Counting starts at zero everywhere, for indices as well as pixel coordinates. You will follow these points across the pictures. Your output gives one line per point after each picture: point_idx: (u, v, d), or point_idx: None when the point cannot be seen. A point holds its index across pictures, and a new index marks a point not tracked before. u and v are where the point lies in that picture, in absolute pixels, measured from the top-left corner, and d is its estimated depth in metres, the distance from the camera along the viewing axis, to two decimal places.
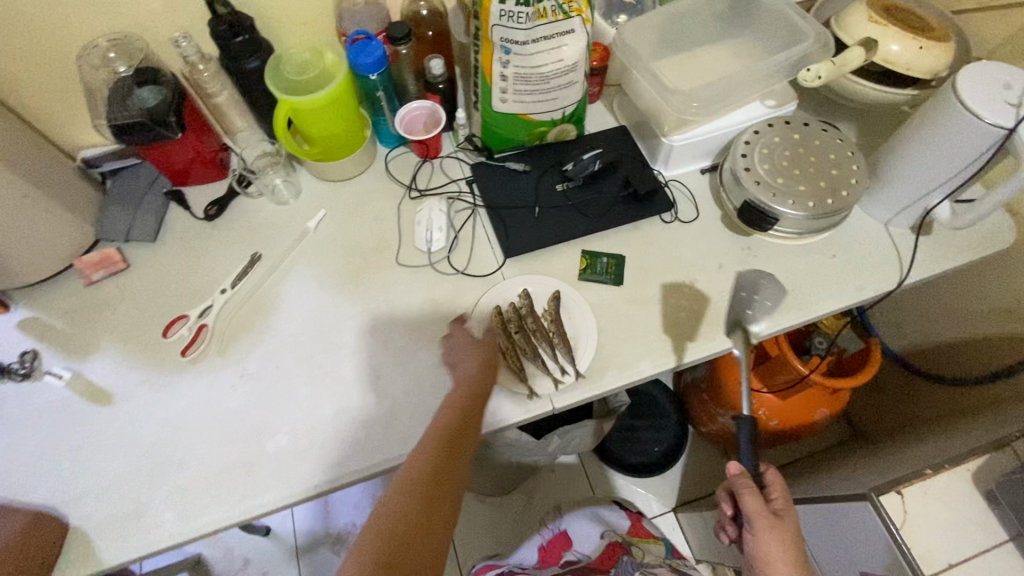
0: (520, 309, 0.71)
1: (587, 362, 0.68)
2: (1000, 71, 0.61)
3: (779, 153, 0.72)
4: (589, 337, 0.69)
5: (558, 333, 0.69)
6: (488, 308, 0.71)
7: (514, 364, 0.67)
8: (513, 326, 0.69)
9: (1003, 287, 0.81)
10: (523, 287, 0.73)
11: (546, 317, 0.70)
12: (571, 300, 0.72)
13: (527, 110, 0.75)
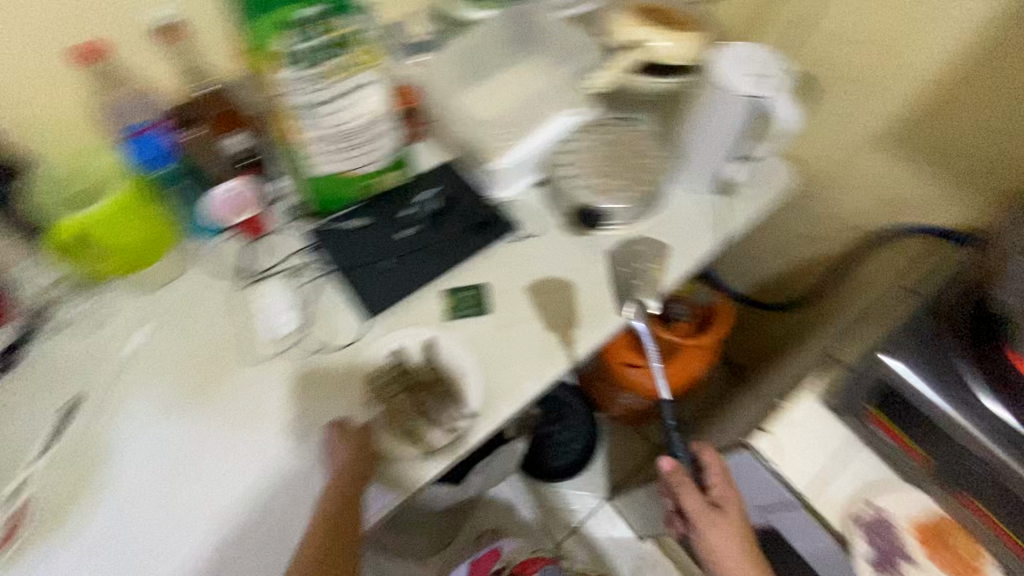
0: (398, 364, 0.69)
1: (477, 398, 0.67)
2: (743, 50, 0.71)
3: (592, 156, 0.79)
4: (474, 372, 0.69)
5: (442, 378, 0.68)
6: (362, 374, 0.68)
7: (404, 424, 0.65)
8: (395, 386, 0.68)
9: (803, 220, 0.94)
10: (395, 341, 0.71)
11: (428, 366, 0.69)
12: (448, 341, 0.71)
13: (347, 168, 0.72)
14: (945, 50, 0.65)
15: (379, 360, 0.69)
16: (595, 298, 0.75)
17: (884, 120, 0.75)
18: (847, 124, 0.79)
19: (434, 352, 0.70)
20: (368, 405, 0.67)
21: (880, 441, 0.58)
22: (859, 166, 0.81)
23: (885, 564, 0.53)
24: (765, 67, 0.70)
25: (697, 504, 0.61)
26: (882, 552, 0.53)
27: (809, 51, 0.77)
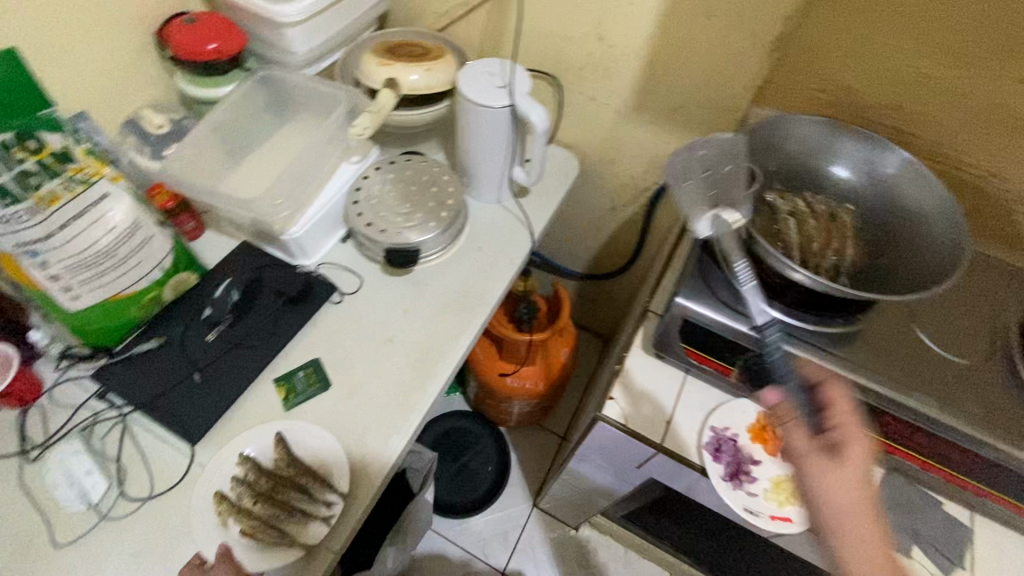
0: (248, 474, 0.62)
1: (343, 479, 0.62)
2: (483, 66, 0.76)
3: (386, 197, 0.79)
4: (334, 451, 0.64)
5: (301, 471, 0.62)
6: (206, 502, 0.60)
7: (271, 537, 0.59)
8: (249, 500, 0.60)
9: (600, 196, 1.04)
10: (237, 451, 0.63)
11: (281, 465, 0.62)
12: (295, 429, 0.65)
13: (115, 290, 0.65)
14: (643, 27, 0.75)
15: (224, 479, 0.62)
16: (433, 330, 0.75)
17: (625, 95, 0.84)
18: (600, 105, 0.88)
19: (285, 446, 0.64)
20: (218, 537, 0.59)
21: (701, 372, 0.64)
22: (623, 137, 0.91)
23: (738, 475, 0.58)
24: (504, 77, 0.75)
25: (832, 469, 0.50)
26: (733, 465, 0.59)
27: (546, 51, 0.85)
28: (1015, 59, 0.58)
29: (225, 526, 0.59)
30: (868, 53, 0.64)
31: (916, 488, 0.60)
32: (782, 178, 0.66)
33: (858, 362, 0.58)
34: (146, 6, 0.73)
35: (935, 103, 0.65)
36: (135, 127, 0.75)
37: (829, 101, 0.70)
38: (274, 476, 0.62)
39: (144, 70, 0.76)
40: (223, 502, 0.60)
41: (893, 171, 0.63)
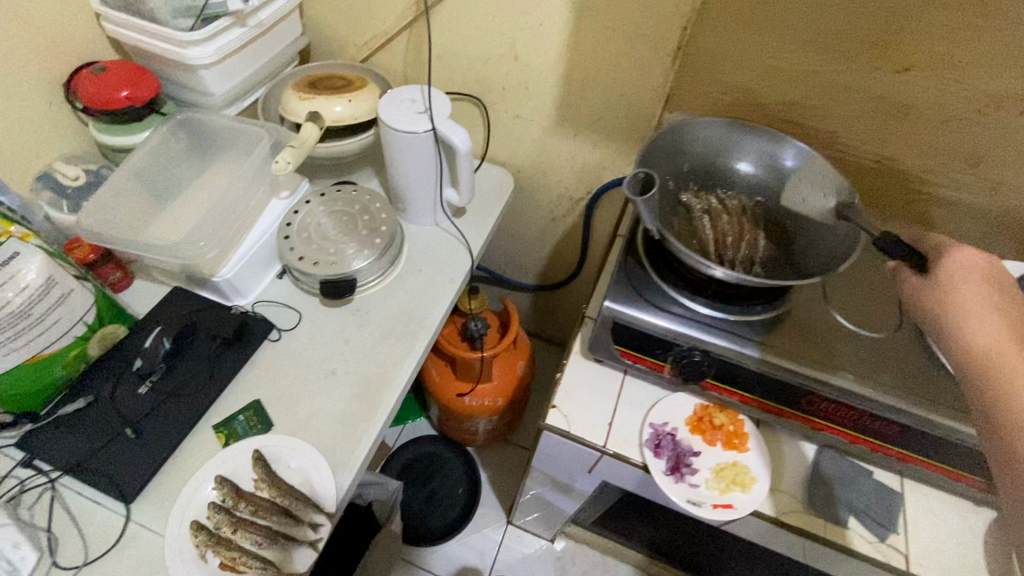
0: (227, 499, 0.61)
1: (329, 497, 0.62)
2: (403, 94, 0.77)
3: (317, 229, 0.79)
4: (315, 470, 0.64)
5: (284, 492, 0.62)
6: (181, 534, 0.59)
7: (254, 565, 0.58)
8: (229, 528, 0.60)
9: (539, 208, 1.06)
10: (213, 475, 0.63)
11: (264, 486, 0.62)
12: (276, 446, 0.66)
13: (32, 352, 0.62)
14: (556, 45, 0.77)
15: (204, 505, 0.61)
16: (377, 358, 0.74)
17: (548, 110, 0.87)
18: (526, 122, 0.90)
19: (253, 473, 0.63)
20: (198, 572, 0.58)
21: (638, 371, 0.66)
22: (552, 150, 0.93)
23: (680, 468, 0.61)
24: (424, 102, 0.76)
25: (961, 287, 0.50)
26: (673, 460, 0.61)
27: (468, 74, 0.87)
28: (887, 52, 0.63)
29: (203, 560, 0.58)
30: (759, 56, 0.69)
31: (847, 461, 0.62)
32: (696, 178, 0.70)
33: (779, 347, 0.60)
34: (51, 58, 0.71)
35: (824, 96, 0.69)
36: (49, 180, 0.74)
37: (732, 103, 0.75)
38: (255, 498, 0.61)
39: (52, 122, 0.74)
40: (201, 532, 0.59)
41: (793, 163, 0.68)
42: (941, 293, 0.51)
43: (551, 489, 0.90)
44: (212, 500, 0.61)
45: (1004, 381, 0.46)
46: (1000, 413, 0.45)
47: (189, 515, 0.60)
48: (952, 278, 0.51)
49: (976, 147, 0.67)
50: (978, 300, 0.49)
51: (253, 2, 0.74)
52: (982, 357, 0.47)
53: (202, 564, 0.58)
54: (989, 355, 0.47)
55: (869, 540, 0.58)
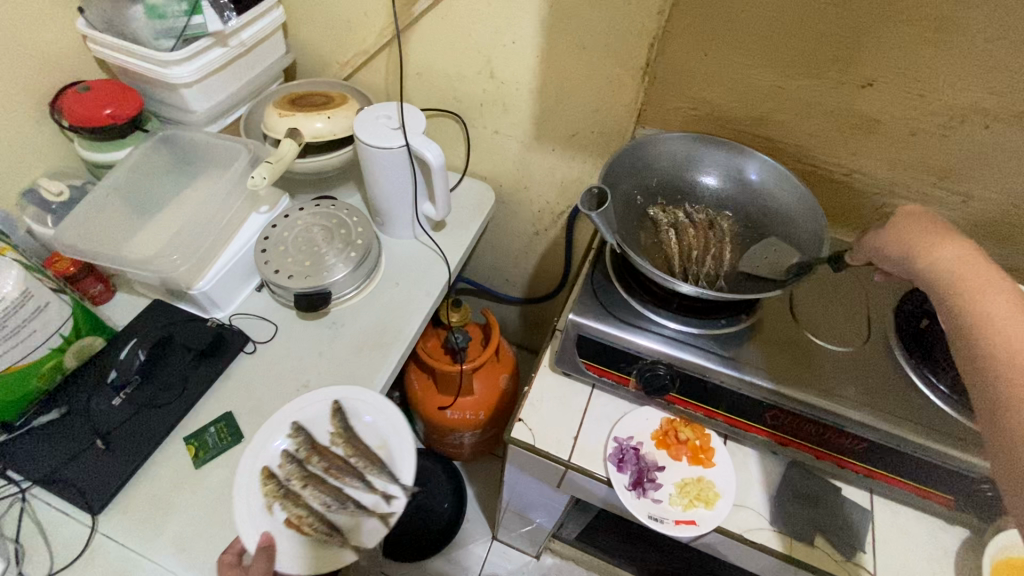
0: (300, 451, 0.64)
1: (402, 466, 0.63)
2: (379, 111, 0.79)
3: (294, 243, 0.80)
4: (394, 433, 0.66)
5: (360, 452, 0.64)
6: (252, 477, 0.62)
7: (320, 528, 0.60)
8: (298, 482, 0.62)
9: (522, 222, 1.07)
10: (288, 427, 0.66)
11: (338, 444, 0.65)
12: (353, 399, 0.68)
13: (9, 362, 0.63)
14: (529, 62, 0.79)
15: (278, 452, 0.64)
16: (350, 371, 0.75)
17: (525, 126, 0.88)
18: (504, 137, 0.92)
19: (330, 427, 0.66)
20: (265, 523, 0.59)
21: (605, 384, 0.66)
22: (531, 164, 0.94)
23: (642, 483, 0.61)
24: (399, 119, 0.78)
25: (909, 233, 0.53)
26: (636, 474, 0.61)
27: (446, 91, 0.88)
28: (850, 68, 0.63)
29: (270, 511, 0.60)
30: (726, 73, 0.70)
31: (816, 477, 0.62)
32: (663, 193, 0.71)
33: (744, 360, 0.60)
34: (37, 79, 0.74)
35: (793, 111, 0.70)
36: (34, 196, 0.75)
37: (702, 118, 0.76)
38: (327, 456, 0.64)
39: (38, 139, 0.76)
40: (269, 482, 0.62)
41: (758, 177, 0.70)
42: (891, 242, 0.54)
43: (529, 504, 0.89)
44: (287, 449, 0.64)
45: (965, 293, 0.46)
46: (963, 319, 0.45)
47: (254, 466, 0.63)
48: (902, 227, 0.54)
49: (944, 161, 0.67)
50: (925, 237, 0.52)
51: (234, 23, 0.75)
52: (947, 281, 0.48)
53: (269, 515, 0.60)
54: (947, 277, 0.48)
55: (836, 559, 0.57)
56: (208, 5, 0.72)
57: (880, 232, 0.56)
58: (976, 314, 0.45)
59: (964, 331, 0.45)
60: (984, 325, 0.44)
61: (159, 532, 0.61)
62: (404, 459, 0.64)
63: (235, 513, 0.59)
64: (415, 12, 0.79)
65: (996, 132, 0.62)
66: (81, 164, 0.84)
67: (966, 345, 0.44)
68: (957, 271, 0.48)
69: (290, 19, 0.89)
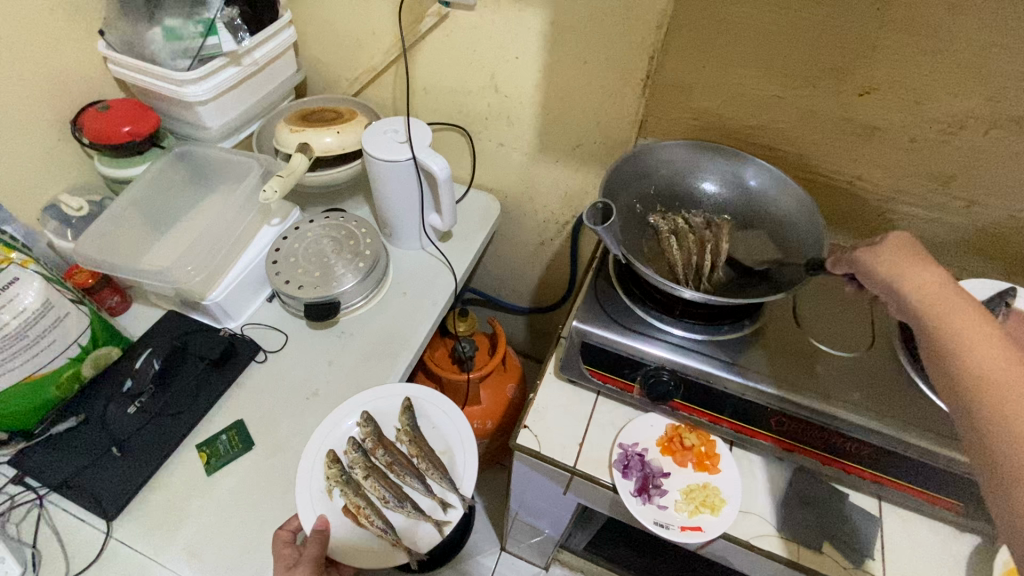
0: (367, 441, 0.69)
1: (460, 474, 0.68)
2: (386, 125, 0.81)
3: (304, 254, 0.81)
4: (458, 441, 0.71)
5: (425, 454, 0.69)
6: (315, 461, 0.67)
7: (375, 522, 0.64)
8: (361, 472, 0.67)
9: (527, 233, 1.08)
10: (355, 416, 0.70)
11: (404, 441, 0.70)
12: (424, 402, 0.73)
13: (29, 370, 0.65)
14: (532, 77, 0.81)
15: (344, 438, 0.69)
16: (357, 379, 0.76)
17: (529, 138, 0.90)
18: (508, 150, 0.93)
19: (397, 424, 0.71)
20: (324, 506, 0.64)
21: (610, 391, 0.67)
22: (536, 176, 0.96)
23: (647, 489, 0.61)
24: (406, 132, 0.80)
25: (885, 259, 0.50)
26: (641, 480, 0.62)
27: (451, 105, 0.90)
28: (847, 77, 0.64)
29: (330, 494, 0.65)
30: (724, 83, 0.71)
31: (822, 483, 0.61)
32: (662, 201, 0.73)
33: (748, 365, 0.60)
34: (59, 99, 0.77)
35: (792, 120, 0.71)
36: (55, 211, 0.78)
37: (702, 128, 0.77)
38: (391, 454, 0.69)
39: (59, 157, 0.79)
40: (333, 466, 0.66)
41: (756, 183, 0.71)
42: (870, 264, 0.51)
43: (536, 513, 0.89)
44: (354, 437, 0.69)
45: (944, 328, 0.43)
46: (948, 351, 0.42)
47: (320, 450, 0.68)
48: (888, 252, 0.51)
49: (945, 166, 0.67)
50: (905, 264, 0.49)
51: (247, 43, 0.79)
52: (929, 310, 0.45)
53: (329, 498, 0.64)
54: (929, 307, 0.45)
55: (843, 566, 0.57)
56: (222, 26, 0.76)
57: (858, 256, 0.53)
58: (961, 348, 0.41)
59: (943, 367, 0.42)
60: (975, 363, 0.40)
61: (171, 538, 0.62)
62: (463, 469, 0.69)
63: (297, 494, 0.64)
64: (420, 31, 0.81)
65: (994, 137, 0.63)
66: (101, 181, 0.87)
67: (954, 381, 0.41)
68: (938, 302, 0.45)
69: (301, 39, 0.92)
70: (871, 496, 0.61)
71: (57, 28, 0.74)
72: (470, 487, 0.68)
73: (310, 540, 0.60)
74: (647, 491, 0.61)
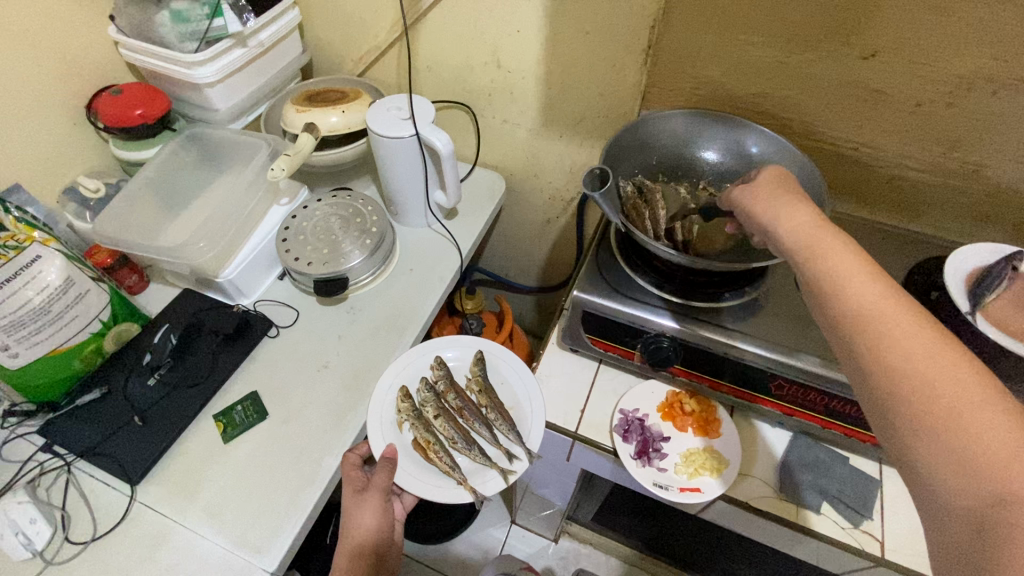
0: (439, 384, 0.73)
1: (528, 426, 0.67)
2: (391, 102, 0.82)
3: (312, 231, 0.83)
4: (526, 396, 0.70)
5: (494, 406, 0.70)
6: (387, 394, 0.71)
7: (443, 460, 0.67)
8: (431, 410, 0.71)
9: (532, 211, 1.09)
10: (397, 377, 0.73)
11: (475, 390, 0.72)
12: (497, 358, 0.75)
13: (54, 344, 0.68)
14: (533, 50, 0.81)
15: (417, 376, 0.73)
16: (367, 352, 0.78)
17: (533, 114, 0.90)
18: (512, 126, 0.94)
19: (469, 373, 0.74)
20: (393, 439, 0.67)
21: (611, 359, 0.69)
22: (541, 152, 0.96)
23: (647, 452, 0.63)
24: (410, 108, 0.80)
25: (758, 208, 0.51)
26: (641, 444, 0.63)
27: (455, 82, 0.91)
28: (852, 38, 0.63)
29: (400, 427, 0.69)
30: (727, 50, 0.70)
31: (822, 447, 0.62)
32: (664, 170, 0.74)
33: (748, 330, 0.60)
34: (74, 84, 0.79)
35: (795, 86, 0.70)
36: (74, 194, 0.81)
37: (706, 98, 0.76)
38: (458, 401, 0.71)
39: (74, 139, 0.82)
40: (405, 401, 0.70)
41: (758, 149, 0.70)
42: (748, 214, 0.52)
43: (544, 485, 0.90)
44: (426, 378, 0.73)
45: (825, 276, 0.43)
46: (828, 303, 0.43)
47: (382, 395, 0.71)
48: (765, 194, 0.52)
49: (953, 129, 0.66)
50: (781, 205, 0.50)
51: (252, 24, 0.80)
52: (808, 257, 0.45)
53: (399, 431, 0.69)
54: (803, 247, 0.46)
55: (842, 525, 0.58)
56: (228, 7, 0.77)
57: (734, 200, 0.54)
58: (837, 286, 0.42)
59: (830, 314, 0.43)
60: (858, 315, 0.40)
61: (192, 502, 0.65)
62: (532, 422, 0.67)
63: (370, 421, 0.68)
64: (422, 7, 0.82)
65: (1002, 98, 0.62)
66: (116, 164, 0.90)
67: (833, 313, 0.42)
68: (805, 233, 0.47)
69: (306, 20, 0.93)
70: (873, 459, 0.62)
71: (67, 11, 0.76)
72: (536, 443, 0.66)
73: (377, 471, 0.65)
74: (647, 455, 0.63)
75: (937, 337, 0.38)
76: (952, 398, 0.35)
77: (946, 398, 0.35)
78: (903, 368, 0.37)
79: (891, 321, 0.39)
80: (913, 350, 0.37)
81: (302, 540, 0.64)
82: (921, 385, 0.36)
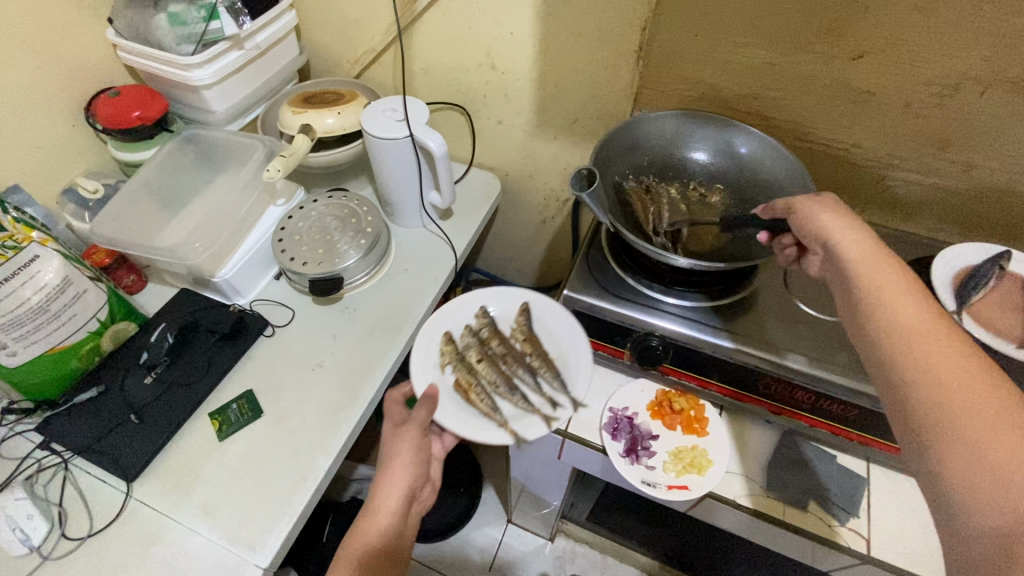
0: (483, 331, 0.68)
1: (573, 376, 0.64)
2: (386, 104, 0.83)
3: (308, 231, 0.84)
4: (573, 346, 0.65)
5: (539, 353, 0.65)
6: (430, 340, 0.67)
7: (484, 401, 0.63)
8: (475, 355, 0.66)
9: (528, 211, 1.10)
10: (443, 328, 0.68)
11: (519, 339, 0.67)
12: (544, 307, 0.68)
13: (53, 342, 0.69)
14: (526, 52, 0.81)
15: (461, 323, 0.69)
16: (361, 351, 0.79)
17: (527, 115, 0.91)
18: (507, 127, 0.94)
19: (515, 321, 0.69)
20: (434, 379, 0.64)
21: (603, 358, 0.70)
22: (535, 153, 0.97)
23: (636, 450, 0.63)
24: (404, 110, 0.81)
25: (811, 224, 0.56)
26: (630, 442, 0.64)
27: (449, 83, 0.92)
28: (840, 40, 0.64)
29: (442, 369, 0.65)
30: (718, 51, 0.71)
31: (810, 446, 0.63)
32: (655, 170, 0.74)
33: (737, 329, 0.61)
34: (73, 86, 0.80)
35: (786, 87, 0.71)
36: (73, 195, 0.82)
37: (697, 99, 0.77)
38: (502, 347, 0.67)
39: (73, 141, 0.83)
40: (450, 344, 0.67)
41: (748, 150, 0.71)
42: (801, 226, 0.56)
43: (538, 484, 0.91)
44: (470, 325, 0.69)
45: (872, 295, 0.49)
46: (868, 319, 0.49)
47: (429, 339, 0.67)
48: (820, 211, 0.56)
49: (942, 129, 0.67)
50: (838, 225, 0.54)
51: (249, 26, 0.81)
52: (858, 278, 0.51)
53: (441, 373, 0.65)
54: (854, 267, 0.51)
55: (829, 523, 0.58)
56: (224, 10, 0.78)
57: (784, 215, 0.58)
58: (882, 305, 0.48)
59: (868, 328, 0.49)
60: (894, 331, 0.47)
61: (187, 499, 0.66)
62: (578, 371, 0.64)
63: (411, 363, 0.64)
64: (416, 9, 0.83)
65: (991, 98, 0.62)
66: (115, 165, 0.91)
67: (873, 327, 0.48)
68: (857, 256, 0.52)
69: (302, 23, 0.94)
70: (861, 458, 0.62)
71: (65, 14, 0.77)
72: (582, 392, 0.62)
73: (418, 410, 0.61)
74: (637, 450, 0.63)
75: (965, 358, 0.43)
76: (967, 413, 0.41)
77: (965, 411, 0.41)
78: (930, 383, 0.43)
79: (927, 340, 0.45)
80: (944, 369, 0.43)
81: (294, 538, 0.65)
82: (944, 399, 0.42)
